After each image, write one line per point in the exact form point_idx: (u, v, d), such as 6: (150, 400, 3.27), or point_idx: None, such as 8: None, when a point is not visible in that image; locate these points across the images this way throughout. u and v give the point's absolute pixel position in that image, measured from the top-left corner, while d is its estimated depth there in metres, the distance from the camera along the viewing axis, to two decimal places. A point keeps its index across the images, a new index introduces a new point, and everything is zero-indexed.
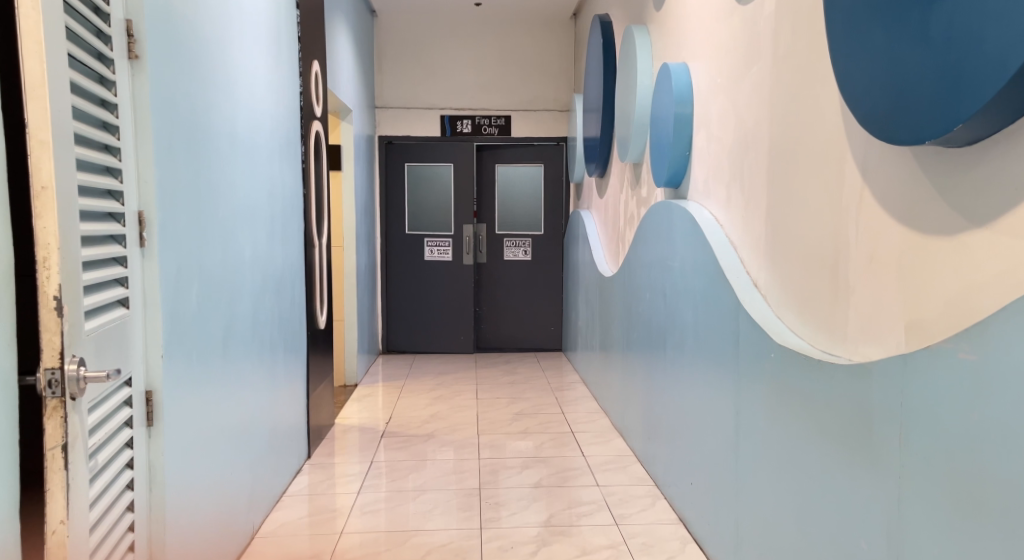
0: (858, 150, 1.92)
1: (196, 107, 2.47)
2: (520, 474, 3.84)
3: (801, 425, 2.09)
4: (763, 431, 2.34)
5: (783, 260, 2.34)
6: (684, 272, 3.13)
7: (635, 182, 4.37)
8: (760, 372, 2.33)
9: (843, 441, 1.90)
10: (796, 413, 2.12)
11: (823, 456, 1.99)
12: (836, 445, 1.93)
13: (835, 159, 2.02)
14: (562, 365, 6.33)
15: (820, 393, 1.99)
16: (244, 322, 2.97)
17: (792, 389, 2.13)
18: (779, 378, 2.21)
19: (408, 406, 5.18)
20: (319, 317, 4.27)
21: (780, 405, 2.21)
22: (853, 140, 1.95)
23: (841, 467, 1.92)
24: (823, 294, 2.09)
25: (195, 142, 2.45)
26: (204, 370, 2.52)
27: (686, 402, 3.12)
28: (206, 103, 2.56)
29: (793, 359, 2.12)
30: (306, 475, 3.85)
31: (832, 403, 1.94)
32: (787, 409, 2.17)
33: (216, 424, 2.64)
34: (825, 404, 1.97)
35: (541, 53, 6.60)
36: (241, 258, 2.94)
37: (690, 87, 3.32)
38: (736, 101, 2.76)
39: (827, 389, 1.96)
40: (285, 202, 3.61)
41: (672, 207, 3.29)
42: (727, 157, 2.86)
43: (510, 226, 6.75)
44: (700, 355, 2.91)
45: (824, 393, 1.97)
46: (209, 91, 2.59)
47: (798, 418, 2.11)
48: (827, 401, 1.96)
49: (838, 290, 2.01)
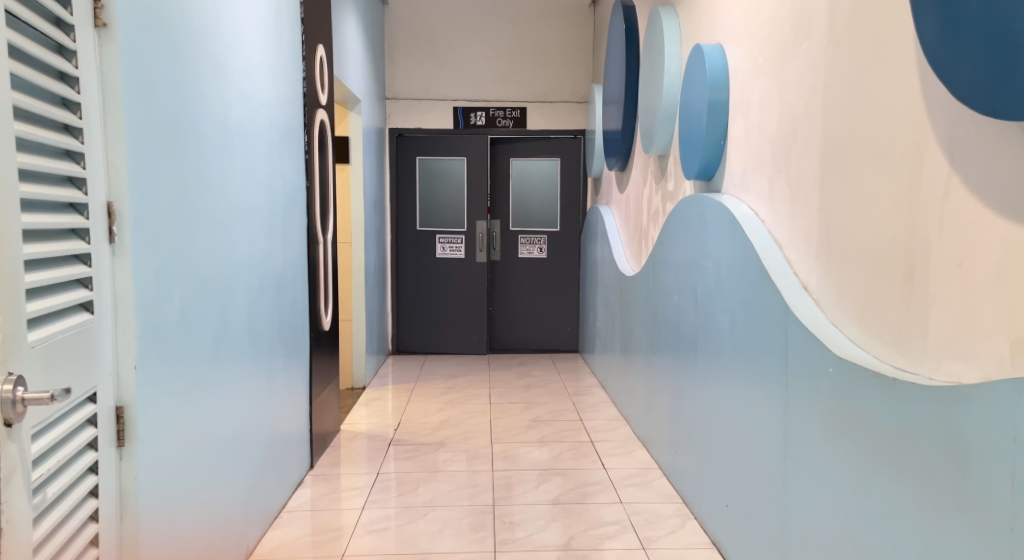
0: (943, 136, 1.69)
1: (183, 92, 2.24)
2: (535, 488, 3.56)
3: (878, 454, 1.84)
4: (824, 458, 2.08)
5: (836, 260, 2.09)
6: (719, 272, 2.86)
7: (660, 175, 4.10)
8: (822, 390, 2.06)
9: (933, 474, 1.67)
10: (871, 439, 1.87)
11: (904, 492, 1.75)
12: (926, 482, 1.69)
13: (912, 146, 1.78)
14: (579, 368, 6.06)
15: (906, 418, 1.74)
16: (237, 323, 2.73)
17: (866, 412, 1.88)
18: (848, 398, 1.95)
19: (418, 411, 4.92)
20: (323, 318, 4.01)
21: (855, 430, 1.92)
22: (943, 123, 1.69)
23: (935, 507, 1.66)
24: (892, 301, 1.85)
25: (182, 129, 2.22)
26: (188, 381, 2.27)
27: (720, 415, 2.84)
28: (196, 90, 2.34)
29: (867, 379, 1.87)
30: (307, 488, 3.61)
31: (928, 431, 1.68)
32: (857, 434, 1.92)
33: (205, 442, 2.40)
34: (914, 432, 1.72)
35: (558, 41, 6.32)
36: (234, 255, 2.70)
37: (726, 71, 3.06)
38: (781, 83, 2.49)
39: (917, 418, 1.71)
40: (284, 197, 3.35)
41: (705, 202, 3.02)
42: (770, 146, 2.58)
43: (526, 223, 6.48)
44: (740, 368, 2.64)
45: (909, 418, 1.73)
46: (200, 76, 2.37)
47: (873, 446, 1.86)
48: (920, 428, 1.70)
49: (917, 295, 1.78)
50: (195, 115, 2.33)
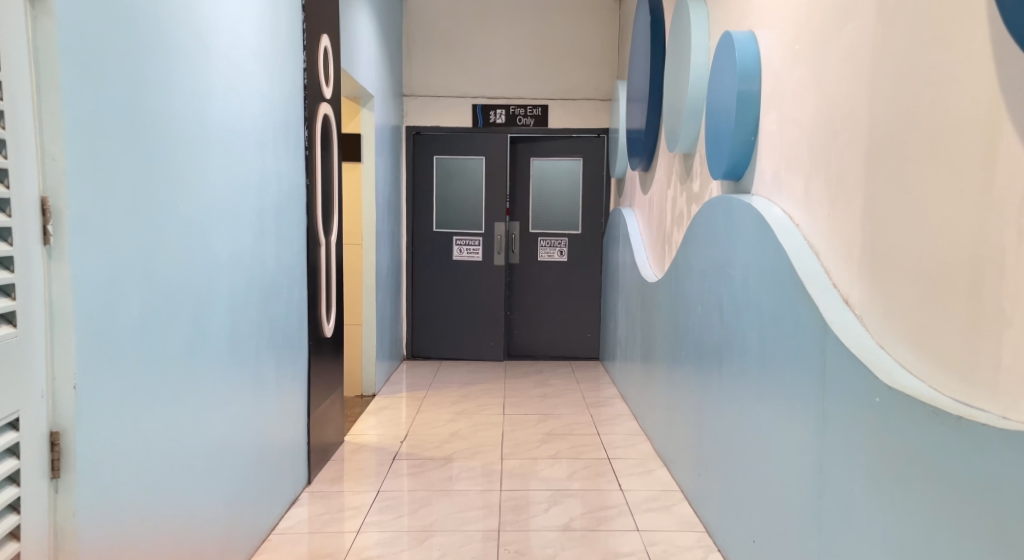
0: None
1: (143, 79, 2.02)
2: (546, 511, 3.31)
3: (935, 499, 1.59)
4: (868, 501, 1.81)
5: (884, 272, 1.85)
6: (750, 281, 2.57)
7: (685, 175, 3.83)
8: (872, 425, 1.79)
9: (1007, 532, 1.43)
10: (929, 486, 1.61)
11: (972, 553, 1.50)
12: (1004, 541, 1.44)
13: (987, 143, 1.55)
14: (599, 377, 5.78)
15: (982, 468, 1.48)
16: (217, 332, 2.51)
17: (925, 452, 1.62)
18: (903, 437, 1.68)
19: (428, 422, 4.68)
20: (325, 325, 3.77)
21: (914, 474, 1.65)
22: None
23: None
24: (963, 322, 1.60)
25: (144, 123, 2.02)
26: (149, 399, 2.04)
27: (748, 437, 2.56)
28: (162, 81, 2.13)
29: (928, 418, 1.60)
30: (303, 506, 3.38)
31: (1011, 483, 1.43)
32: (911, 476, 1.66)
33: (177, 465, 2.21)
34: (988, 481, 1.47)
35: (581, 36, 6.06)
36: (214, 258, 2.48)
37: (758, 60, 2.78)
38: (822, 71, 2.21)
39: (996, 464, 1.46)
40: (279, 196, 3.12)
41: (733, 204, 2.75)
42: (806, 142, 2.30)
43: (546, 225, 6.21)
44: (772, 389, 2.35)
45: (984, 465, 1.48)
46: (166, 65, 2.16)
47: (932, 493, 1.60)
48: (996, 475, 1.46)
49: (996, 316, 1.53)
50: (159, 107, 2.11)
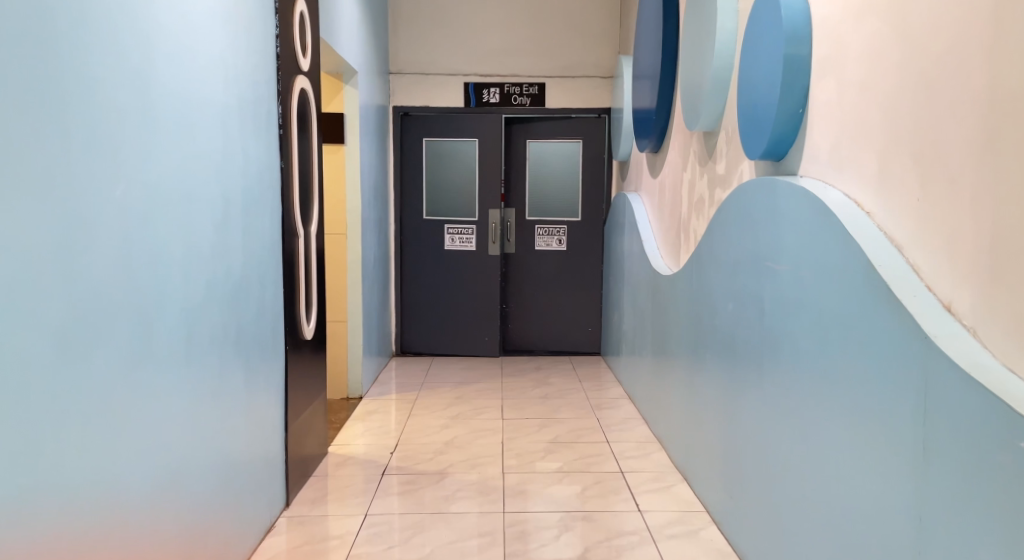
0: None
1: (57, 48, 1.64)
2: (555, 540, 2.91)
3: None
4: None
5: (1012, 276, 1.49)
6: (804, 279, 2.16)
7: (706, 155, 3.41)
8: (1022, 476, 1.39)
9: None
10: None
11: None
12: None
13: None
14: (602, 375, 5.38)
15: None
16: (174, 347, 2.11)
17: None
18: None
19: (420, 428, 4.26)
20: (304, 327, 3.35)
21: None
22: None
23: None
24: None
25: (44, 95, 1.61)
26: (54, 432, 1.64)
27: (804, 461, 2.16)
28: (89, 48, 1.74)
29: None
30: (280, 534, 2.97)
31: None
32: None
33: (115, 507, 1.83)
34: None
35: (580, 8, 5.62)
36: (167, 255, 2.07)
37: (807, 19, 2.36)
38: (907, 24, 1.81)
39: None
40: (247, 182, 2.69)
41: (778, 186, 2.34)
42: (879, 109, 1.91)
43: (543, 212, 5.80)
44: (840, 408, 1.94)
45: None
46: (94, 30, 1.76)
47: None
48: None
49: None
50: (84, 80, 1.72)
